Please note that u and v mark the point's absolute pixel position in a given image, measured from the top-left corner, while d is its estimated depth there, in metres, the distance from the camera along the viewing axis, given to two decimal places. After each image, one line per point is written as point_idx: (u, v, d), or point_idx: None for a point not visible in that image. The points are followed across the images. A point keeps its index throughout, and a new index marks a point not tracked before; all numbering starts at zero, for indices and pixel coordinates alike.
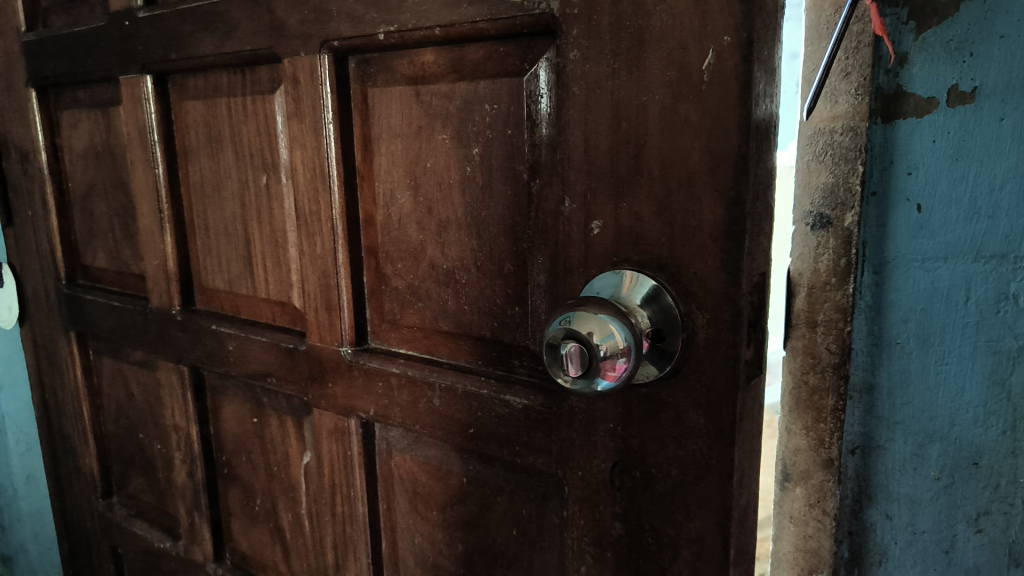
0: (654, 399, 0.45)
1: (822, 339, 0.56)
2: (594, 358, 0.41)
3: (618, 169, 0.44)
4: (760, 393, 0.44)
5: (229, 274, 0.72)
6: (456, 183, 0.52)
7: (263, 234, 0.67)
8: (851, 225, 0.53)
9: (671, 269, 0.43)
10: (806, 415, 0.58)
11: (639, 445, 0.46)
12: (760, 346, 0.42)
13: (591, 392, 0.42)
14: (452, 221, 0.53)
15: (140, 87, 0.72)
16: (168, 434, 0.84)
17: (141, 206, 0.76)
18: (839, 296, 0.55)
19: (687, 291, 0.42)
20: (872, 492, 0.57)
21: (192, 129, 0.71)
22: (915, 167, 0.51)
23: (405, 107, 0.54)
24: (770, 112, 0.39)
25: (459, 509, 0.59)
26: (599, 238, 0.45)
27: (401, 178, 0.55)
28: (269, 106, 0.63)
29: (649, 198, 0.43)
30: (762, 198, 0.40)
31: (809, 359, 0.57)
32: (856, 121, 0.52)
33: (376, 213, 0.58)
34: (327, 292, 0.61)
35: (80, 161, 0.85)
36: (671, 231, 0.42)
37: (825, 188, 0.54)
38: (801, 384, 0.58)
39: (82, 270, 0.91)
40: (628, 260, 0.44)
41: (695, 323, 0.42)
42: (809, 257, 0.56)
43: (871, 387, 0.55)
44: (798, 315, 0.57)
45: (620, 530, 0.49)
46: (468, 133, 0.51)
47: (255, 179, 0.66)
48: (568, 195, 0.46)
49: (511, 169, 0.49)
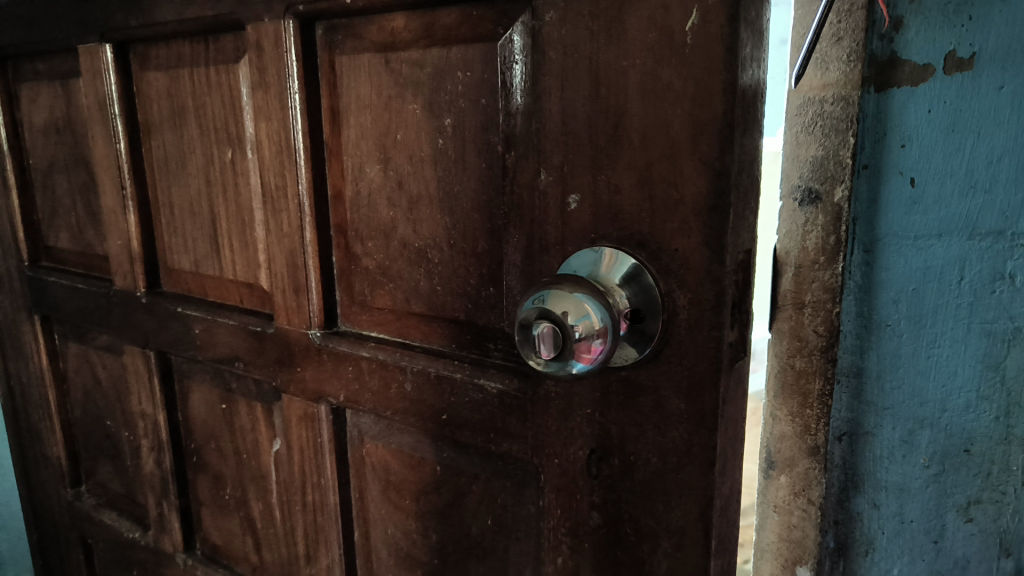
0: (633, 383, 0.43)
1: (809, 321, 0.54)
2: (569, 340, 0.38)
3: (596, 139, 0.41)
4: (744, 377, 0.42)
5: (195, 254, 0.69)
6: (427, 157, 0.50)
7: (229, 212, 0.64)
8: (841, 201, 0.51)
9: (651, 246, 0.40)
10: (792, 401, 0.56)
11: (618, 432, 0.44)
12: (745, 327, 0.40)
13: (566, 375, 0.39)
14: (423, 197, 0.51)
15: (99, 57, 0.69)
16: (136, 420, 0.81)
17: (103, 183, 0.73)
18: (827, 277, 0.52)
19: (668, 269, 0.40)
20: (859, 481, 0.55)
21: (153, 102, 0.67)
22: (909, 140, 0.49)
23: (374, 77, 0.51)
24: (757, 79, 0.37)
25: (433, 498, 0.57)
26: (575, 214, 0.43)
27: (371, 152, 0.53)
28: (234, 77, 0.60)
29: (629, 169, 0.40)
30: (747, 170, 0.38)
31: (795, 343, 0.55)
32: (848, 89, 0.50)
33: (345, 189, 0.55)
34: (295, 273, 0.59)
35: (40, 137, 0.81)
36: (651, 206, 0.40)
37: (813, 162, 0.51)
38: (786, 368, 0.56)
39: (45, 251, 0.87)
40: (606, 238, 0.42)
41: (676, 303, 0.40)
42: (796, 234, 0.53)
43: (860, 370, 0.53)
44: (784, 297, 0.55)
45: (598, 520, 0.46)
46: (440, 103, 0.48)
47: (220, 154, 0.63)
48: (544, 167, 0.44)
49: (484, 141, 0.47)
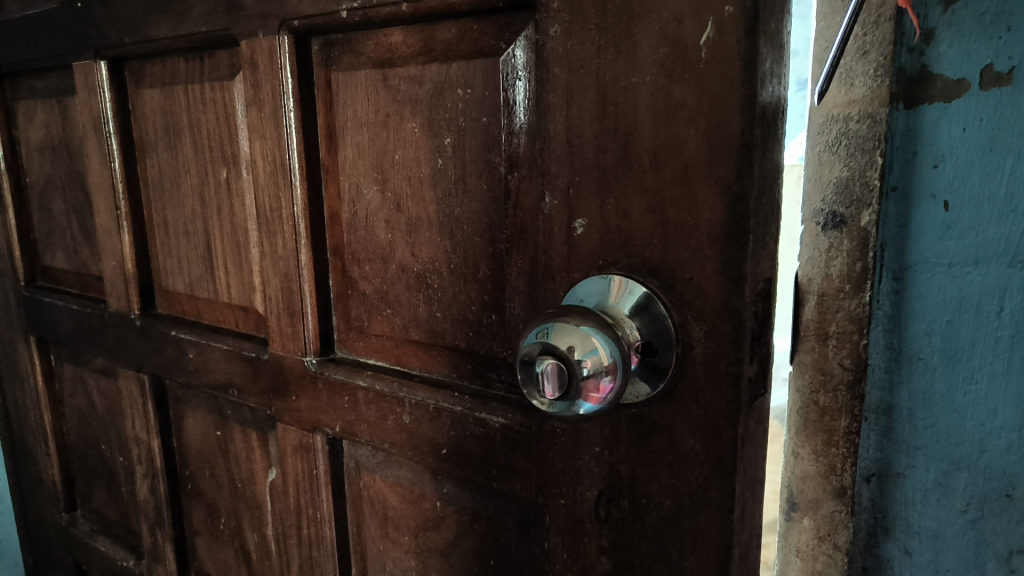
0: (644, 421, 0.40)
1: (834, 353, 0.51)
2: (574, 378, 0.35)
3: (603, 161, 0.38)
4: (764, 415, 0.39)
5: (189, 276, 0.67)
6: (426, 178, 0.47)
7: (224, 234, 0.62)
8: (868, 225, 0.48)
9: (663, 274, 0.38)
10: (816, 437, 0.54)
11: (628, 472, 0.41)
12: (765, 361, 0.37)
13: (572, 416, 0.36)
14: (422, 219, 0.48)
15: (94, 74, 0.67)
16: (131, 446, 0.79)
17: (98, 202, 0.71)
18: (853, 305, 0.50)
19: (682, 299, 0.37)
20: (889, 525, 0.52)
21: (148, 119, 0.65)
22: (942, 159, 0.46)
23: (372, 94, 0.49)
24: (777, 95, 0.34)
25: (433, 535, 0.54)
26: (582, 239, 0.40)
27: (368, 172, 0.50)
28: (228, 94, 0.58)
29: (639, 193, 0.38)
30: (767, 194, 0.35)
31: (819, 377, 0.52)
32: (875, 105, 0.47)
33: (341, 210, 0.53)
34: (290, 297, 0.56)
35: (36, 154, 0.80)
36: (663, 232, 0.37)
37: (837, 183, 0.49)
38: (809, 404, 0.53)
39: (42, 270, 0.86)
40: (615, 264, 0.39)
41: (691, 336, 0.37)
42: (819, 260, 0.51)
43: (890, 407, 0.51)
44: (806, 326, 0.52)
45: (606, 566, 0.43)
46: (440, 122, 0.46)
47: (214, 173, 0.61)
48: (549, 190, 0.41)
49: (486, 160, 0.44)
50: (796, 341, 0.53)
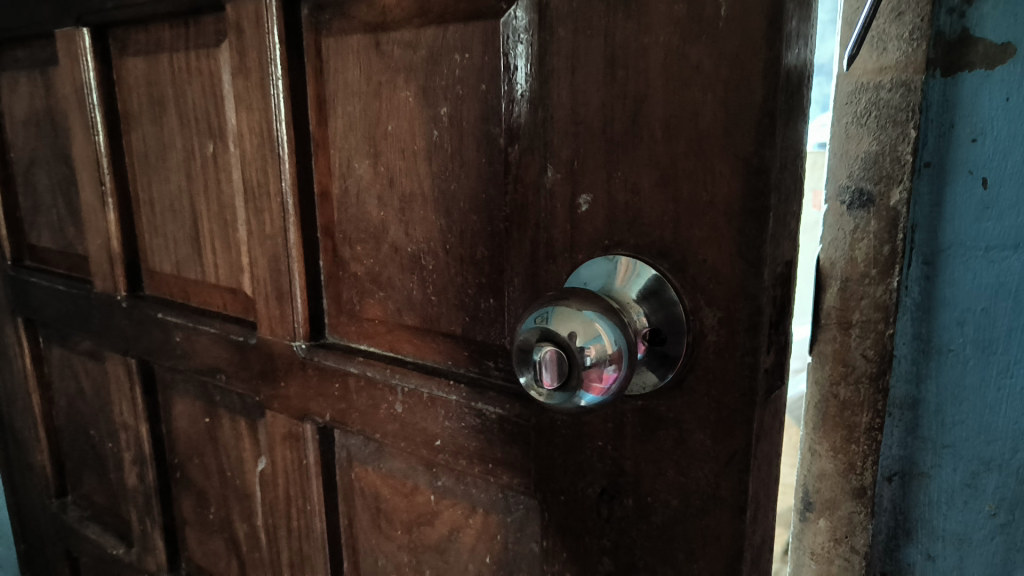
0: (651, 414, 0.37)
1: (857, 343, 0.49)
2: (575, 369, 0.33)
3: (612, 130, 0.35)
4: (781, 409, 0.36)
5: (176, 256, 0.64)
6: (421, 151, 0.44)
7: (210, 212, 0.59)
8: (898, 204, 0.46)
9: (675, 255, 0.34)
10: (835, 434, 0.51)
11: (633, 468, 0.38)
12: (783, 351, 0.34)
13: (573, 409, 0.34)
14: (417, 196, 0.45)
15: (78, 43, 0.64)
16: (119, 431, 0.77)
17: (82, 178, 0.68)
18: (879, 292, 0.47)
19: (695, 283, 0.34)
20: (911, 528, 0.50)
21: (133, 91, 0.62)
22: (981, 133, 0.43)
23: (364, 61, 0.46)
24: (803, 59, 0.31)
25: (427, 531, 0.51)
26: (586, 217, 0.37)
27: (359, 145, 0.47)
28: (214, 63, 0.55)
29: (651, 165, 0.34)
30: (790, 167, 0.32)
31: (840, 368, 0.50)
32: (909, 73, 0.44)
33: (332, 186, 0.50)
34: (278, 278, 0.53)
35: (21, 129, 0.77)
36: (675, 209, 0.34)
37: (866, 158, 0.46)
38: (829, 398, 0.51)
39: (29, 250, 0.83)
40: (622, 245, 0.36)
41: (703, 323, 0.34)
42: (843, 243, 0.48)
43: (916, 402, 0.48)
44: (828, 314, 0.50)
45: (609, 566, 0.41)
46: (435, 91, 0.43)
47: (201, 148, 0.58)
48: (551, 162, 0.38)
49: (484, 132, 0.41)
50: (816, 331, 0.50)
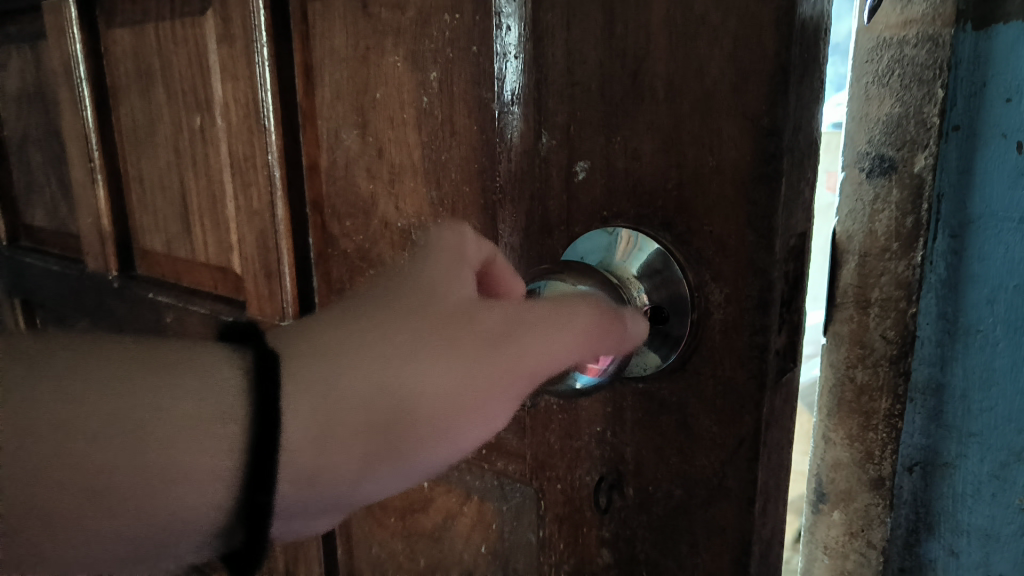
0: (652, 398, 0.34)
1: (876, 323, 0.45)
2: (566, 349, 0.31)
3: (610, 91, 0.32)
4: (793, 393, 0.33)
5: (166, 234, 0.62)
6: (411, 119, 0.42)
7: (199, 187, 0.57)
8: (922, 171, 0.43)
9: (678, 227, 0.32)
10: (850, 422, 0.48)
11: (633, 456, 0.36)
12: (795, 330, 0.32)
13: (567, 392, 0.31)
14: (407, 167, 0.43)
15: (64, 14, 0.62)
16: None
17: (73, 154, 0.66)
18: (900, 267, 0.44)
19: (701, 256, 0.31)
20: (933, 521, 0.48)
21: (120, 63, 0.60)
22: (1016, 92, 0.40)
23: (351, 24, 0.43)
24: (820, 10, 0.28)
25: (421, 518, 0.49)
26: (583, 186, 0.34)
27: (347, 114, 0.45)
28: (198, 30, 0.52)
29: (651, 128, 0.31)
30: (804, 128, 0.29)
31: (858, 350, 0.46)
32: (936, 27, 0.41)
33: (320, 158, 0.47)
34: (266, 255, 0.52)
35: (13, 106, 0.75)
36: (678, 175, 0.31)
37: (887, 122, 0.43)
38: (845, 381, 0.48)
39: (24, 230, 0.81)
40: (622, 217, 0.33)
41: (709, 300, 0.32)
42: (862, 215, 0.46)
43: (940, 386, 0.46)
44: (844, 291, 0.46)
45: (608, 559, 0.38)
46: (424, 54, 0.40)
47: (188, 120, 0.56)
48: (545, 128, 0.35)
49: (475, 96, 0.38)
50: (831, 309, 0.47)
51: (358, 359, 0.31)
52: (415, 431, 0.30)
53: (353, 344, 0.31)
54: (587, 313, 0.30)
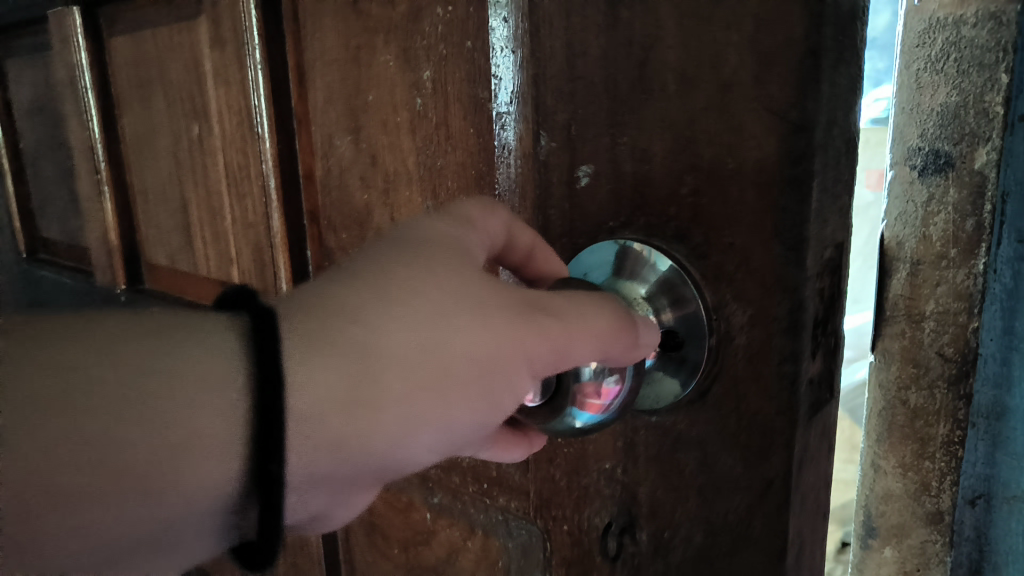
0: (668, 434, 0.30)
1: (931, 338, 0.41)
2: (561, 378, 0.26)
3: (616, 86, 0.27)
4: (830, 425, 0.31)
5: (170, 247, 0.60)
6: (404, 123, 0.38)
7: (198, 198, 0.54)
8: (983, 168, 0.39)
9: (695, 239, 0.28)
10: (903, 449, 0.44)
11: (648, 496, 0.30)
12: (832, 357, 0.30)
13: (567, 434, 0.27)
14: (401, 175, 0.39)
15: (67, 23, 0.60)
16: None
17: (79, 167, 0.65)
18: (957, 277, 0.40)
19: (720, 272, 0.27)
20: (999, 559, 0.43)
21: (121, 71, 0.58)
22: None
23: (342, 22, 0.40)
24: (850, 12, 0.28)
25: (423, 552, 0.45)
26: (587, 194, 0.28)
27: (341, 118, 0.42)
28: (193, 34, 0.50)
29: (665, 127, 0.27)
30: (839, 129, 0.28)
31: (910, 370, 0.42)
32: (998, 6, 0.37)
33: (314, 166, 0.44)
34: (263, 270, 0.49)
35: (27, 118, 0.74)
36: (696, 181, 0.27)
37: (942, 114, 0.39)
38: (896, 404, 0.44)
39: (41, 243, 0.80)
40: (631, 227, 0.29)
41: (730, 323, 0.28)
42: (913, 219, 0.41)
43: (1004, 410, 0.41)
44: (894, 304, 0.42)
45: None
46: (417, 52, 0.37)
47: (185, 129, 0.53)
48: (537, 125, 0.28)
49: (471, 96, 0.35)
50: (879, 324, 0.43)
51: (400, 308, 0.24)
52: (471, 388, 0.24)
53: (403, 291, 0.24)
54: (604, 314, 0.26)
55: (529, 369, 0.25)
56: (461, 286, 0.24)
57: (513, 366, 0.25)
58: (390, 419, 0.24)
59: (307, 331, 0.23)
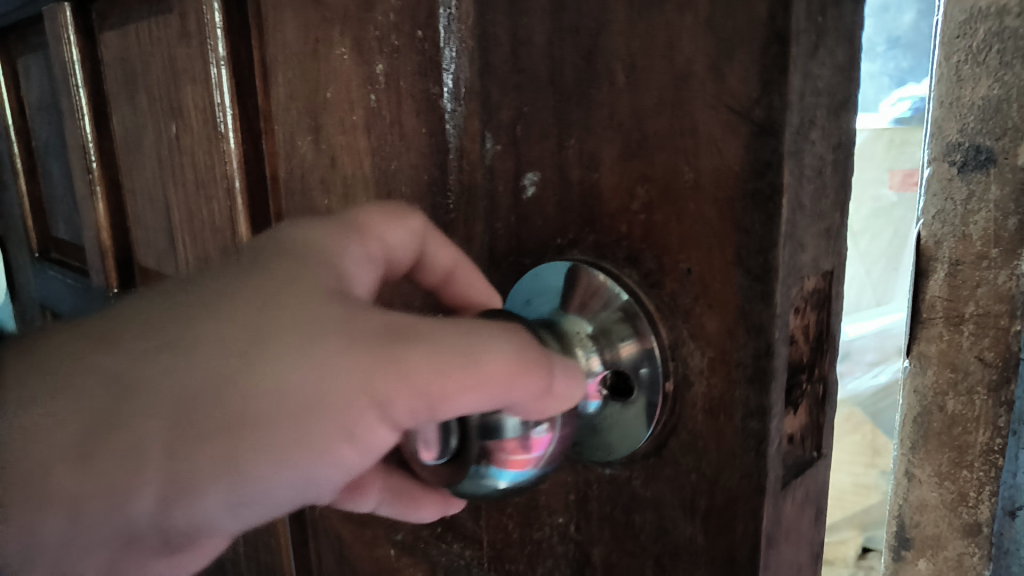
0: (622, 491, 0.26)
1: (972, 342, 0.29)
2: (471, 436, 0.22)
3: (563, 82, 0.24)
4: (819, 490, 0.25)
5: (157, 250, 0.57)
6: (360, 122, 0.35)
7: (178, 200, 0.52)
8: None
9: (649, 263, 0.23)
10: (939, 456, 0.31)
11: (602, 559, 0.27)
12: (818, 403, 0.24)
13: (492, 497, 0.23)
14: (358, 180, 0.36)
15: (60, 19, 0.59)
16: None
17: (75, 166, 0.63)
18: (1009, 277, 0.27)
19: (677, 303, 0.22)
20: None
21: (111, 68, 0.56)
22: None
23: (299, 12, 0.36)
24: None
25: None
26: (534, 206, 0.26)
27: (300, 117, 0.38)
28: (167, 29, 0.47)
29: (613, 128, 0.23)
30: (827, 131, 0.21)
31: (947, 377, 0.30)
32: None
33: (279, 168, 0.41)
34: None
35: (37, 116, 0.73)
36: (645, 191, 0.22)
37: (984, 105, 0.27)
38: (929, 413, 0.31)
39: (53, 242, 0.80)
40: (579, 249, 0.25)
41: (689, 365, 0.22)
42: (953, 214, 0.28)
43: None
44: (929, 306, 0.29)
45: None
46: (370, 44, 0.33)
47: (165, 128, 0.51)
48: (489, 129, 0.27)
49: (422, 94, 0.31)
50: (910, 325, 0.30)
51: (220, 319, 0.20)
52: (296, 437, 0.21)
53: (232, 302, 0.21)
54: (495, 360, 0.21)
55: (379, 412, 0.21)
56: (307, 312, 0.21)
57: (358, 413, 0.21)
58: (177, 462, 0.20)
59: (68, 363, 0.20)
